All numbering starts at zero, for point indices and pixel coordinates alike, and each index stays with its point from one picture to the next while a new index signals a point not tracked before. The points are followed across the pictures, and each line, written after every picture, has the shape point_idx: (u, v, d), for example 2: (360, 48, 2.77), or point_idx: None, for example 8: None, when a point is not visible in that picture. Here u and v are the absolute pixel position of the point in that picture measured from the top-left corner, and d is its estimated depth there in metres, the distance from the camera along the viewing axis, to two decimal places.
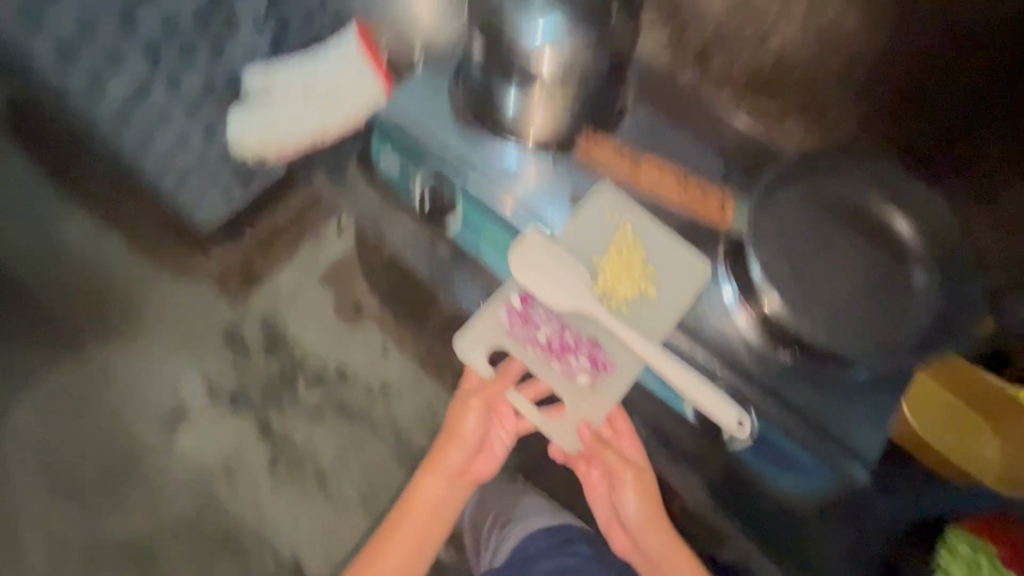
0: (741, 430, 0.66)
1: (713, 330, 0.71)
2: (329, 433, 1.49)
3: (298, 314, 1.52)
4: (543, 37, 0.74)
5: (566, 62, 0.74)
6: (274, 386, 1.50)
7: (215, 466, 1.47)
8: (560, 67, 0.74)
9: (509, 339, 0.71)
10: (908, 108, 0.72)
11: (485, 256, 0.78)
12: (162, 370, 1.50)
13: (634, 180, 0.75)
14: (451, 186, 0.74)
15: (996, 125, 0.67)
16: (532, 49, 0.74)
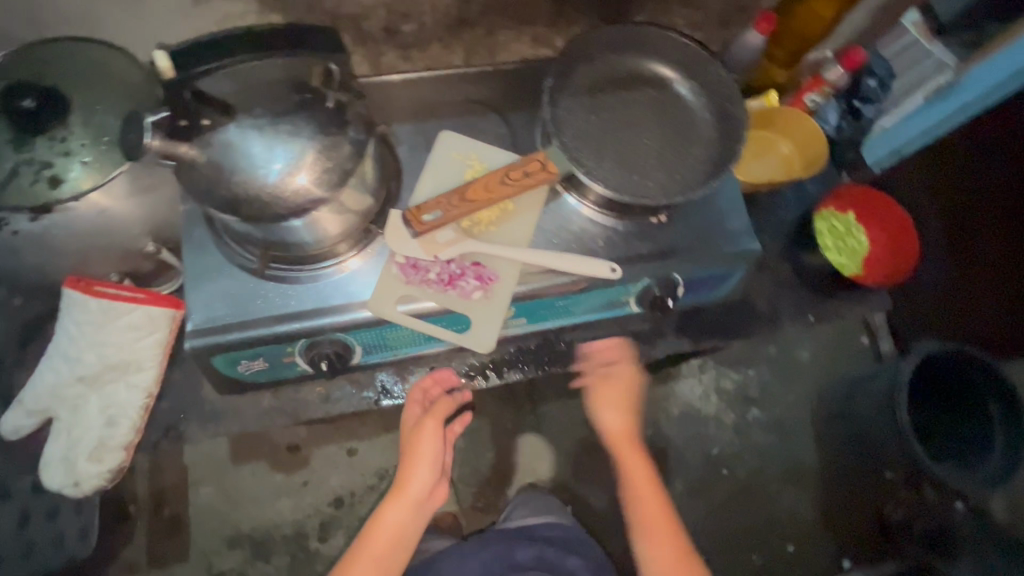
0: (616, 273, 0.73)
1: (606, 244, 0.75)
2: None
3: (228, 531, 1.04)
4: (283, 161, 0.58)
5: (327, 166, 0.58)
6: None
7: None
8: (328, 175, 0.59)
9: (405, 287, 0.68)
10: None
11: (405, 350, 0.75)
12: None
13: (475, 207, 0.70)
14: (320, 335, 0.68)
15: None
16: (279, 184, 0.58)
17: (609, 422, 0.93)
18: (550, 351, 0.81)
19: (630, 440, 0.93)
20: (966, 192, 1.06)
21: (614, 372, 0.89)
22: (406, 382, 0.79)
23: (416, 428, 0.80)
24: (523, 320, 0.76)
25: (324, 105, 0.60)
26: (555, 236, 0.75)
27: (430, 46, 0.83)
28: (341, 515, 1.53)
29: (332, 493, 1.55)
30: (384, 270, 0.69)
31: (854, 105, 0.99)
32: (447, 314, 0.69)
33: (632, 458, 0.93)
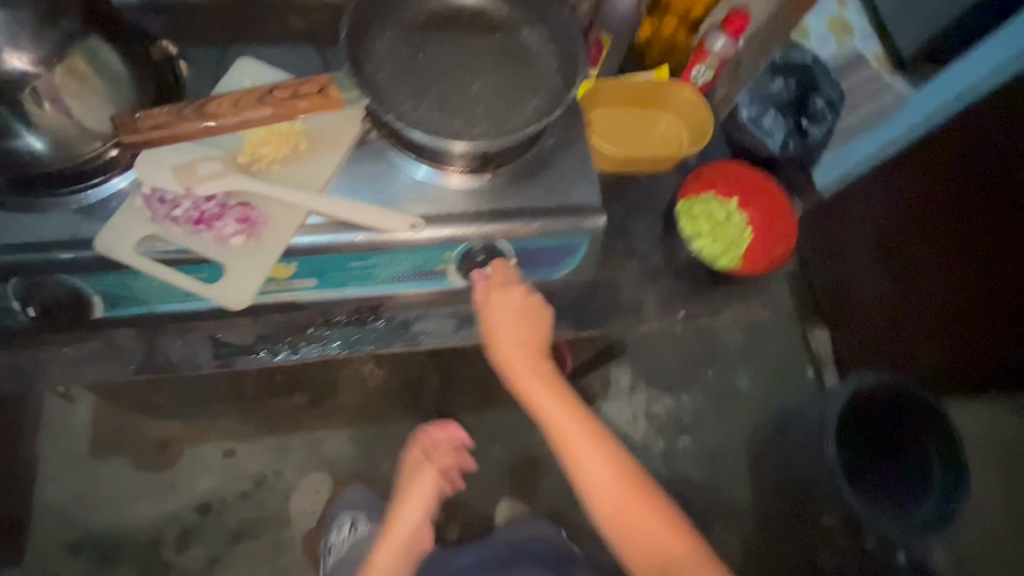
0: (416, 230, 0.62)
1: (417, 199, 0.64)
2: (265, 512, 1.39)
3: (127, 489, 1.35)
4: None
5: (44, 50, 0.53)
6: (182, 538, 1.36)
7: None
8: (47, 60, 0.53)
9: (147, 224, 0.57)
10: None
11: (165, 307, 0.62)
12: None
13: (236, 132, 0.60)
14: (43, 277, 0.56)
15: None
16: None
17: (537, 401, 0.66)
18: (360, 321, 0.69)
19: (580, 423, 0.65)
20: (898, 215, 1.08)
21: (504, 320, 0.65)
22: (181, 351, 0.64)
23: (416, 472, 0.90)
24: (312, 280, 0.64)
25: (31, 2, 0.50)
26: (355, 183, 0.63)
27: None
28: (210, 519, 1.39)
29: (204, 494, 1.40)
30: (129, 205, 0.58)
31: (802, 124, 1.05)
32: (201, 260, 0.58)
33: (583, 437, 0.65)
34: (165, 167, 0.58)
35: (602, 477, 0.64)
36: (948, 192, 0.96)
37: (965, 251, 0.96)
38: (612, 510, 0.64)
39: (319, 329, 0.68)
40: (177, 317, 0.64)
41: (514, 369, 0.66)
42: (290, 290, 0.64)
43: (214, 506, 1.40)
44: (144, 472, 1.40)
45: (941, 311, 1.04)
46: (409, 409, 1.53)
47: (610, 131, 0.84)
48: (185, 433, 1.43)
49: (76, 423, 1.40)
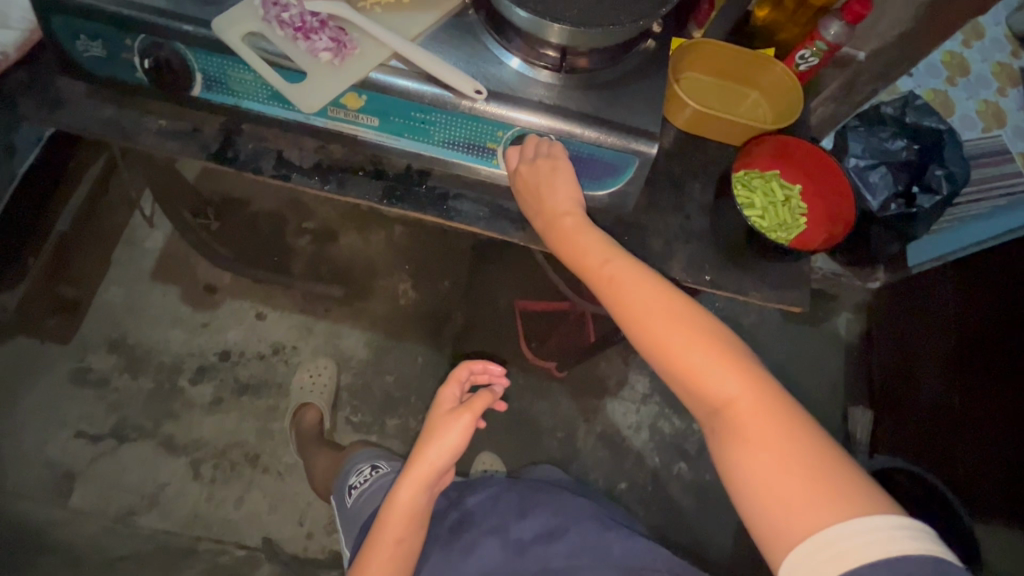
0: (477, 97, 0.65)
1: (488, 74, 0.67)
2: (279, 372, 1.52)
3: (174, 310, 1.53)
4: None
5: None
6: (203, 369, 1.50)
7: (200, 453, 1.44)
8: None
9: (257, 19, 0.63)
10: None
11: (248, 105, 0.70)
12: (65, 423, 1.42)
13: None
14: (162, 38, 0.64)
15: None
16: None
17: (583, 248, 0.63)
18: (403, 176, 0.74)
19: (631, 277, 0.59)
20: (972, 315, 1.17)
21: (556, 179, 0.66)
22: (253, 155, 0.73)
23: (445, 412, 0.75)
24: (373, 122, 0.69)
25: None
26: (441, 45, 0.68)
27: None
28: (225, 366, 1.51)
29: (227, 343, 1.53)
30: (248, 1, 0.65)
31: (912, 190, 1.21)
32: (291, 63, 0.64)
33: (628, 279, 0.58)
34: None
35: (666, 330, 0.54)
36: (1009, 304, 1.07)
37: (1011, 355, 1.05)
38: (676, 360, 0.54)
39: (366, 175, 0.74)
40: (256, 117, 0.72)
41: (564, 227, 0.65)
42: (353, 125, 0.69)
43: (232, 356, 1.52)
44: (186, 306, 1.54)
45: (988, 412, 1.10)
46: (425, 336, 1.59)
47: (693, 89, 0.84)
48: (231, 286, 1.57)
49: (148, 246, 1.57)
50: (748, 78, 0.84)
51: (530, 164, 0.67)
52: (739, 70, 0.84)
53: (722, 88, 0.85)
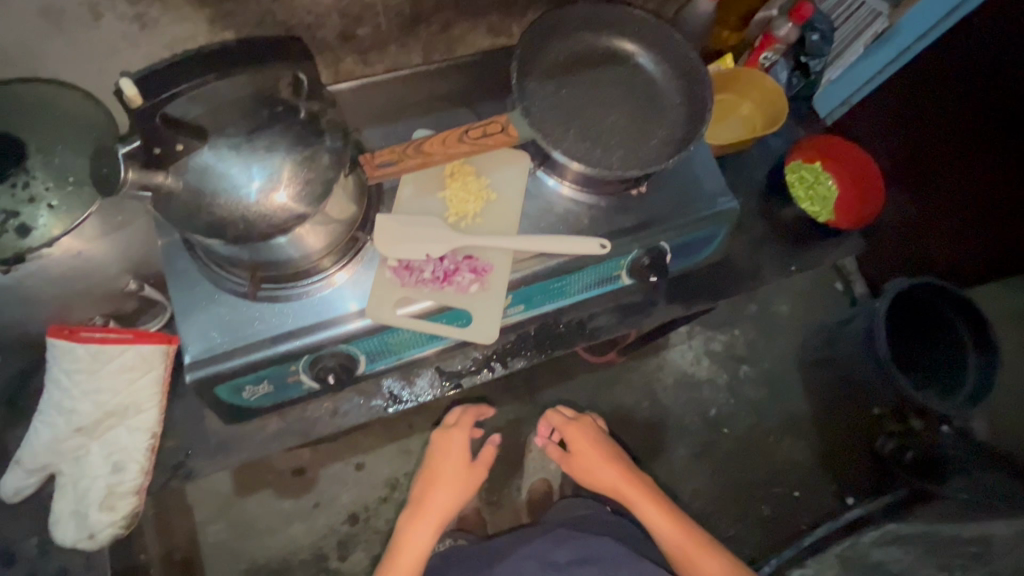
0: (606, 248, 0.73)
1: (590, 222, 0.76)
2: None
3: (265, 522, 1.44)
4: (262, 178, 0.55)
5: (307, 179, 0.56)
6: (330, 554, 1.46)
7: None
8: (309, 186, 0.56)
9: (406, 289, 0.68)
10: None
11: (408, 353, 0.75)
12: None
13: (429, 159, 0.70)
14: (328, 349, 0.68)
15: None
16: (256, 206, 0.55)
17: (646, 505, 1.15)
18: (546, 327, 0.83)
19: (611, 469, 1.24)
20: (912, 127, 1.17)
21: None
22: (413, 385, 0.79)
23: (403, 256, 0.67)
24: (519, 306, 0.76)
25: (296, 118, 0.57)
26: (540, 217, 0.75)
27: (400, 54, 0.84)
28: (361, 528, 1.38)
29: (349, 507, 1.39)
30: (377, 276, 0.69)
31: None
32: (449, 308, 0.70)
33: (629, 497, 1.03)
34: (410, 240, 0.69)
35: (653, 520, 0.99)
36: (963, 93, 1.03)
37: (987, 127, 1.02)
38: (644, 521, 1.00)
39: (516, 345, 0.83)
40: (415, 359, 0.76)
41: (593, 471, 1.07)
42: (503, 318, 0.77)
43: (361, 515, 1.39)
44: (287, 500, 1.37)
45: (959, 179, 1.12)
46: (504, 395, 1.48)
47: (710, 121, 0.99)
48: (315, 458, 1.41)
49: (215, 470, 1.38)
50: (741, 91, 0.99)
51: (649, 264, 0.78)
52: (732, 88, 0.99)
53: (725, 105, 1.00)
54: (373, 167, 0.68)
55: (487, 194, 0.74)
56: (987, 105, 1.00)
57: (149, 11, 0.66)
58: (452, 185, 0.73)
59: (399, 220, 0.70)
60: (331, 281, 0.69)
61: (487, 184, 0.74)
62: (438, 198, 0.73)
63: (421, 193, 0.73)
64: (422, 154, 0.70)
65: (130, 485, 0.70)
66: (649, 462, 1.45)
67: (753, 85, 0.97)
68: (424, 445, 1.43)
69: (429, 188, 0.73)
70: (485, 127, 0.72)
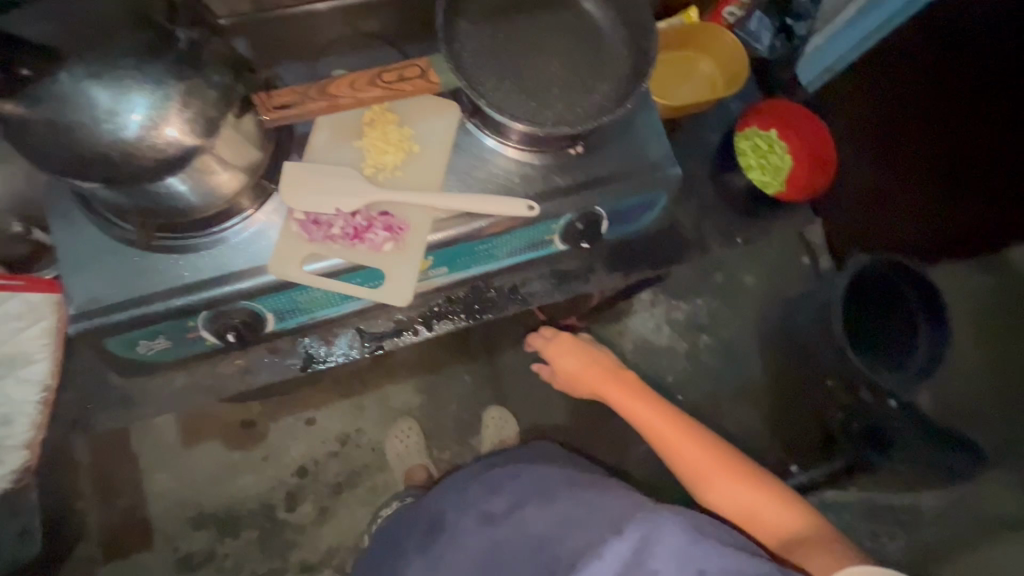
0: (533, 211, 0.68)
1: (522, 180, 0.71)
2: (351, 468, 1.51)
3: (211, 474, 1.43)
4: (140, 111, 0.49)
5: (193, 113, 0.51)
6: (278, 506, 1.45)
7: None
8: (195, 122, 0.51)
9: (313, 244, 0.64)
10: None
11: (323, 312, 0.71)
12: None
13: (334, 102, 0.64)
14: (228, 305, 0.64)
15: None
16: (136, 139, 0.50)
17: (709, 480, 0.75)
18: (474, 291, 0.80)
19: (669, 419, 0.85)
20: (890, 96, 1.13)
21: (566, 358, 1.03)
22: (332, 344, 0.76)
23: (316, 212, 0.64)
24: (443, 269, 0.73)
25: (174, 46, 0.51)
26: (468, 173, 0.70)
27: None
28: (309, 482, 1.37)
29: (297, 460, 1.37)
30: (283, 229, 0.64)
31: (786, 24, 1.01)
32: (362, 265, 0.65)
33: (641, 414, 0.88)
34: (320, 192, 0.64)
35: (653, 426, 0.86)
36: (956, 49, 1.00)
37: (975, 86, 0.99)
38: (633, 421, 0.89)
39: (444, 307, 0.80)
40: (330, 319, 0.73)
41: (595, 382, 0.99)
42: (427, 280, 0.73)
43: (309, 469, 1.37)
44: (236, 452, 1.35)
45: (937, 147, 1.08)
46: (459, 355, 1.46)
47: (669, 80, 0.92)
48: (264, 411, 1.38)
49: (160, 420, 1.35)
50: (705, 47, 0.93)
51: (583, 228, 0.74)
52: (695, 43, 0.93)
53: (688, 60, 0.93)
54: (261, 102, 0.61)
55: (410, 145, 0.68)
56: (978, 58, 0.97)
57: None
58: (371, 135, 0.67)
59: (309, 169, 0.65)
60: (234, 233, 0.64)
61: (410, 135, 0.68)
62: (355, 147, 0.67)
63: (336, 143, 0.67)
64: (321, 95, 0.64)
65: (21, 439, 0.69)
66: (602, 426, 1.46)
67: (713, 41, 0.91)
68: (376, 401, 1.42)
69: (345, 137, 0.67)
70: (398, 71, 0.67)
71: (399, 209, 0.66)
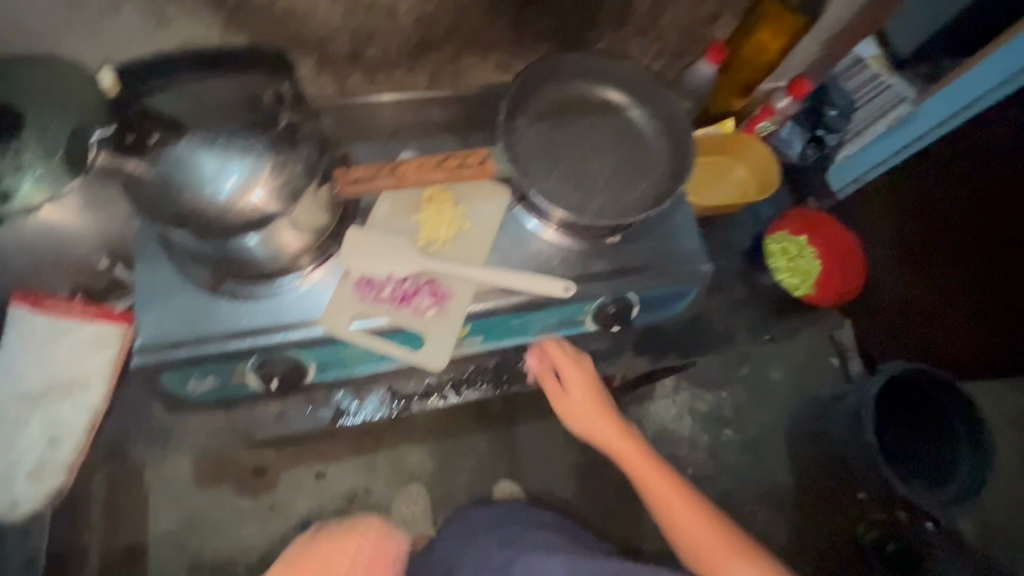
0: (570, 292, 0.72)
1: (562, 263, 0.76)
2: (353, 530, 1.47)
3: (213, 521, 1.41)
4: (238, 176, 0.57)
5: (284, 181, 0.58)
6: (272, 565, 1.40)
7: None
8: (280, 193, 0.58)
9: (364, 304, 0.69)
10: (530, 9, 0.81)
11: (360, 368, 0.75)
12: None
13: (404, 181, 0.74)
14: (277, 353, 0.68)
15: None
16: (232, 200, 0.57)
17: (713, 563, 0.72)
18: (504, 362, 0.82)
19: (643, 454, 0.79)
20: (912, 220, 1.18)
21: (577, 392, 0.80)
22: (363, 401, 0.79)
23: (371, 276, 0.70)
24: (478, 338, 0.76)
25: (277, 126, 0.59)
26: (512, 253, 0.75)
27: (407, 79, 0.87)
28: None
29: (303, 515, 1.35)
30: (337, 288, 0.69)
31: (818, 134, 1.12)
32: (405, 327, 0.69)
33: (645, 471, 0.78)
34: (377, 258, 0.70)
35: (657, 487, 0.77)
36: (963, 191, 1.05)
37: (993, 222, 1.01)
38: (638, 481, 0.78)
39: (473, 375, 0.82)
40: (365, 377, 0.77)
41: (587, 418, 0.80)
42: (461, 347, 0.77)
43: (313, 525, 1.35)
44: (244, 499, 1.35)
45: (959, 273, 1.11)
46: (476, 423, 1.46)
47: (701, 180, 0.99)
48: (280, 458, 1.38)
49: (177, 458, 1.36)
50: (738, 156, 1.00)
51: (618, 313, 0.77)
52: (730, 152, 1.00)
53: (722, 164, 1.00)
54: (341, 175, 0.73)
55: (464, 222, 0.74)
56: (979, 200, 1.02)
57: (167, 8, 0.70)
58: (428, 212, 0.74)
59: (370, 236, 0.71)
60: (295, 285, 0.69)
61: (464, 213, 0.75)
62: (413, 220, 0.74)
63: (395, 215, 0.74)
64: (399, 173, 0.74)
65: (64, 460, 0.71)
66: (616, 515, 1.41)
67: (746, 152, 0.99)
68: (390, 461, 1.42)
69: (404, 211, 0.74)
70: (463, 156, 0.76)
71: (445, 279, 0.71)
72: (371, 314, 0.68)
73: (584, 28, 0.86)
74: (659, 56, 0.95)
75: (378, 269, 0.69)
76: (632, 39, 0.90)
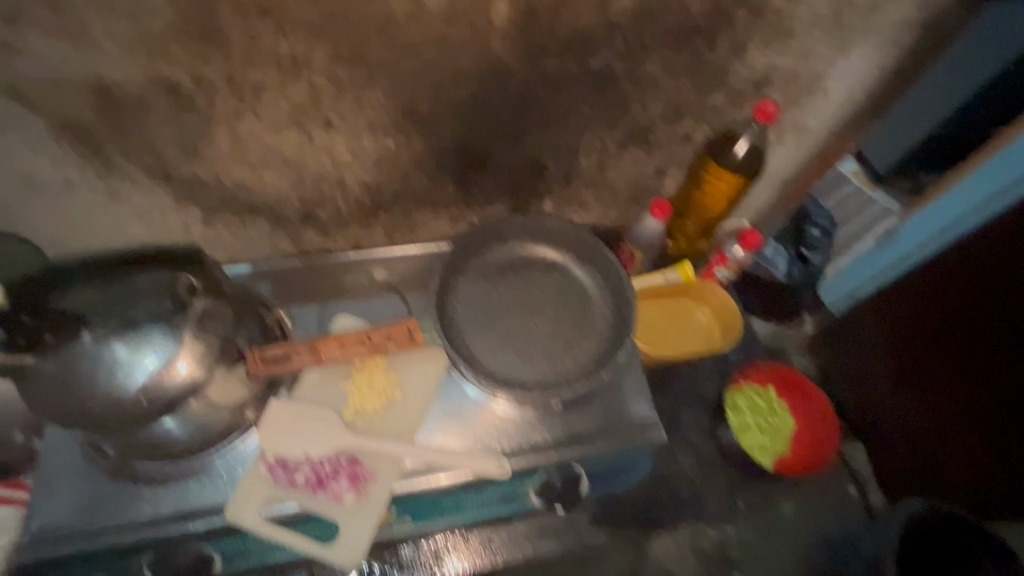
0: (505, 470, 0.67)
1: (499, 434, 0.71)
2: None
3: None
4: (157, 354, 0.56)
5: (205, 352, 0.58)
6: None
7: None
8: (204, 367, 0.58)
9: (277, 488, 0.64)
10: (475, 173, 0.84)
11: (274, 555, 0.68)
12: None
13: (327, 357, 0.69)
14: (179, 544, 0.63)
15: (530, 150, 0.82)
16: (154, 379, 0.56)
17: None
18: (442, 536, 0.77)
19: None
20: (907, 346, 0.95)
21: None
22: None
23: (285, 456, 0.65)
24: (408, 518, 0.70)
25: (184, 314, 0.58)
26: (445, 424, 0.71)
27: (361, 234, 0.89)
28: None
29: None
30: (250, 470, 0.65)
31: (801, 252, 1.08)
32: (320, 515, 0.64)
33: None
34: (294, 437, 0.65)
35: None
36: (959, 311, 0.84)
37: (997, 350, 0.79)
38: None
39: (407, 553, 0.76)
40: (282, 561, 0.70)
41: None
42: (389, 528, 0.70)
43: None
44: None
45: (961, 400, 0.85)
46: None
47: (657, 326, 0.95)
48: None
49: None
50: (696, 302, 0.97)
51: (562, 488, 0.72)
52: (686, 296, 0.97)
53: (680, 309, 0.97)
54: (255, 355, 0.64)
55: (394, 393, 0.70)
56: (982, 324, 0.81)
57: (119, 188, 0.74)
58: (356, 383, 0.70)
59: (289, 411, 0.67)
60: (206, 466, 0.65)
61: (395, 383, 0.71)
62: (341, 390, 0.70)
63: (320, 387, 0.70)
64: (321, 346, 0.69)
65: None
66: None
67: (703, 298, 0.96)
68: None
69: (331, 382, 0.70)
70: (388, 328, 0.72)
71: (367, 458, 0.66)
72: (283, 500, 0.63)
73: (532, 186, 0.89)
74: (611, 207, 0.96)
75: (293, 450, 0.65)
76: (581, 194, 0.92)
